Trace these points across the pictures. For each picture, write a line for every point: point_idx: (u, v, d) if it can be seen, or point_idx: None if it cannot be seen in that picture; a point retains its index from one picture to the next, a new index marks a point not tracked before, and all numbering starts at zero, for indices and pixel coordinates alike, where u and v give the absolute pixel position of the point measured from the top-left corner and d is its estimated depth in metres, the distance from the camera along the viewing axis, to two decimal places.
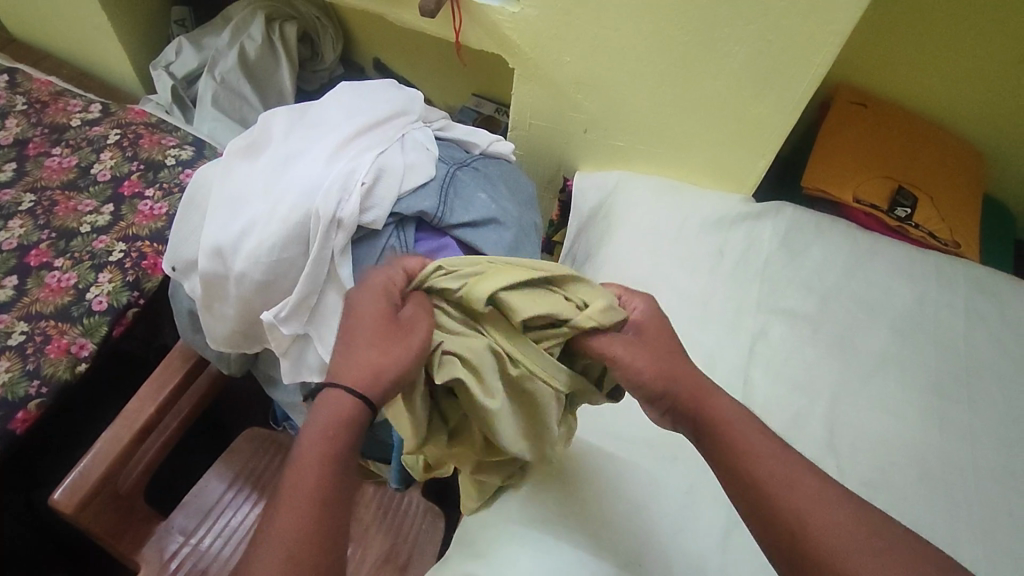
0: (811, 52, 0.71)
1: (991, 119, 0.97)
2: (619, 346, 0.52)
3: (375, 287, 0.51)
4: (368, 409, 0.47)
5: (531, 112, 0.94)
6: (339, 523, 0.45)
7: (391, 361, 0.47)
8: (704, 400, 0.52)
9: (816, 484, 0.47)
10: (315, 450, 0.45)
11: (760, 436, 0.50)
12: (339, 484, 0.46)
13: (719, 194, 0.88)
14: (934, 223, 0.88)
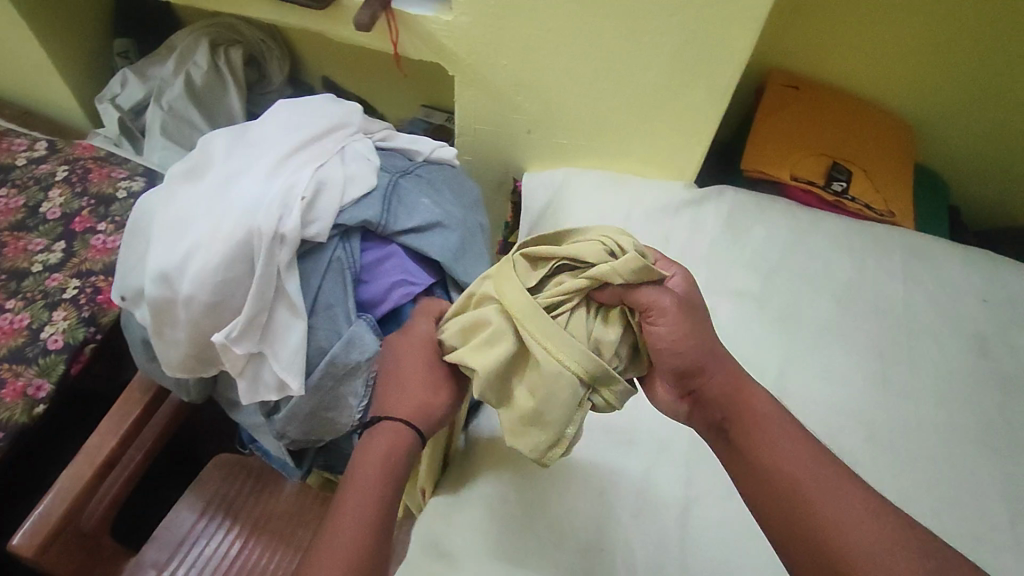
0: (734, 41, 0.74)
1: (914, 94, 1.02)
2: (659, 316, 0.53)
3: (418, 341, 0.62)
4: (417, 439, 0.60)
5: (475, 119, 0.96)
6: (387, 531, 0.56)
7: (437, 405, 0.61)
8: (736, 390, 0.56)
9: (837, 479, 0.51)
10: (371, 470, 0.57)
11: (786, 434, 0.54)
12: (390, 499, 0.57)
13: (662, 183, 0.91)
14: (869, 195, 0.92)
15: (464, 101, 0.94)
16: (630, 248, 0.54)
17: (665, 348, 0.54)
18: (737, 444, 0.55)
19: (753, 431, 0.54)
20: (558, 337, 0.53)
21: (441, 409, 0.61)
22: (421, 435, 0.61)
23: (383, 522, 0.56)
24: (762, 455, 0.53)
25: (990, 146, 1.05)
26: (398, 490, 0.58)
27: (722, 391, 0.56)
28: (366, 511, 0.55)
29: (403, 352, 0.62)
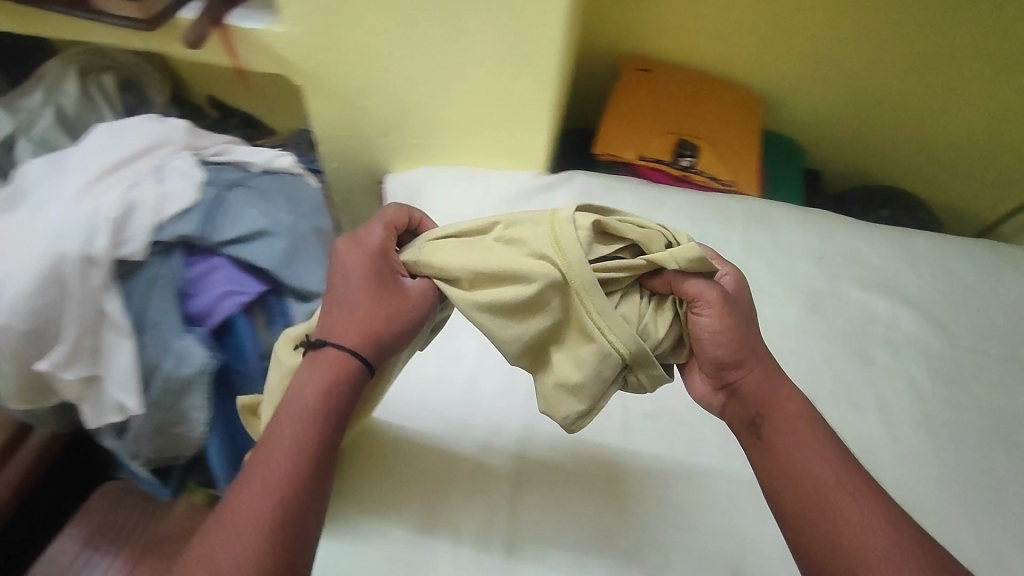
0: (545, 30, 0.77)
1: (759, 67, 1.06)
2: (704, 307, 0.55)
3: (363, 253, 0.56)
4: (366, 368, 0.54)
5: (331, 125, 0.97)
6: (324, 468, 0.50)
7: (388, 331, 0.55)
8: (771, 391, 0.57)
9: (866, 489, 0.51)
10: (306, 400, 0.51)
11: (814, 437, 0.54)
12: (329, 436, 0.51)
13: (514, 173, 0.94)
14: (714, 168, 0.96)
15: (317, 108, 0.95)
16: (690, 242, 0.56)
17: (705, 337, 0.56)
18: (765, 438, 0.55)
19: (783, 429, 0.55)
20: (614, 321, 0.53)
21: (391, 332, 0.55)
22: (371, 360, 0.55)
23: (318, 460, 0.50)
24: (789, 452, 0.53)
25: (839, 110, 1.10)
26: (338, 423, 0.52)
27: (756, 388, 0.57)
28: (297, 446, 0.50)
29: (346, 260, 0.57)
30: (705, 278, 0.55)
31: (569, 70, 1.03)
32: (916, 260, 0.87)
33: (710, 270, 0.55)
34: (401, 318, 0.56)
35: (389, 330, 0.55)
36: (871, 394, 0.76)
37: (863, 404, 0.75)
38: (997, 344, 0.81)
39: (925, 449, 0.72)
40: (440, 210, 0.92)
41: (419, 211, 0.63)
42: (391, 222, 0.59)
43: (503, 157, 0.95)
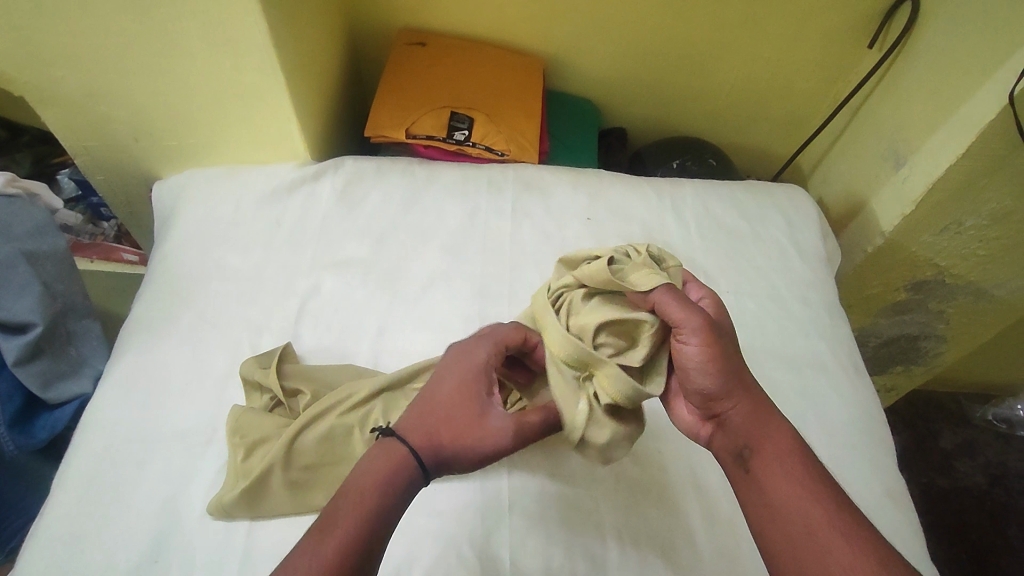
0: (245, 10, 0.73)
1: (536, 27, 1.05)
2: (687, 335, 0.55)
3: (461, 358, 0.58)
4: (420, 472, 0.52)
5: (75, 138, 0.90)
6: (371, 554, 0.47)
7: (468, 443, 0.54)
8: (764, 421, 0.55)
9: (847, 521, 0.49)
10: (365, 486, 0.49)
11: (793, 468, 0.53)
12: (387, 514, 0.49)
13: (278, 166, 0.90)
14: (490, 137, 0.95)
15: (50, 120, 0.87)
16: (633, 252, 0.62)
17: (684, 365, 0.57)
18: (751, 470, 0.54)
19: (774, 460, 0.53)
20: (554, 329, 0.60)
21: (459, 445, 0.53)
22: (425, 467, 0.52)
23: (369, 544, 0.47)
24: (771, 485, 0.52)
25: (621, 65, 1.11)
26: (397, 513, 0.50)
27: (745, 419, 0.56)
28: (354, 529, 0.47)
29: (442, 372, 0.58)
30: (677, 299, 0.56)
31: (336, 53, 0.99)
32: (682, 210, 0.89)
33: (663, 297, 0.57)
34: (478, 434, 0.54)
35: (462, 445, 0.53)
36: None
37: None
38: (756, 282, 0.83)
39: None
40: (200, 213, 0.85)
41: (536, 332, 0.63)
42: (505, 333, 0.61)
43: (262, 150, 0.91)
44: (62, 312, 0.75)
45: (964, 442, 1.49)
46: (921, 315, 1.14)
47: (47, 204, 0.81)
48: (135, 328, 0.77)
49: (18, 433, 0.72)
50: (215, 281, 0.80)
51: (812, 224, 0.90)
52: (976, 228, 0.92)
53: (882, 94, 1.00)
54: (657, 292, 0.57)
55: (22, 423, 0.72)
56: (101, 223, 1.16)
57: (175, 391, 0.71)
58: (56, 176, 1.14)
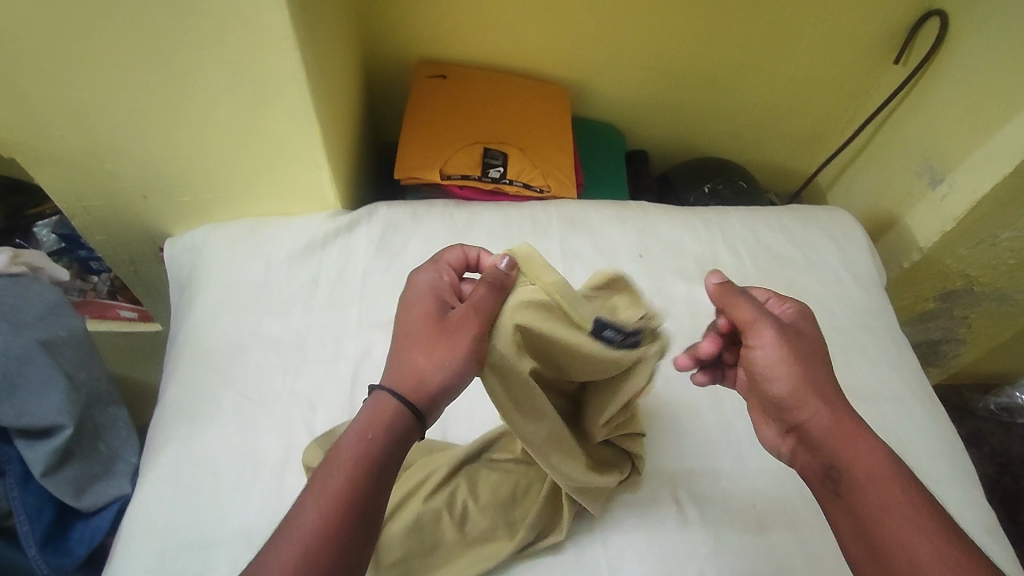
0: (274, 60, 0.65)
1: (560, 53, 1.01)
2: (758, 337, 0.55)
3: (427, 288, 0.54)
4: (412, 416, 0.50)
5: (72, 199, 0.80)
6: (370, 509, 0.47)
7: (433, 370, 0.49)
8: (846, 438, 0.51)
9: (959, 556, 0.44)
10: (346, 447, 0.48)
11: (889, 493, 0.48)
12: (379, 467, 0.48)
13: (304, 218, 0.83)
14: (526, 173, 0.90)
15: (43, 181, 0.78)
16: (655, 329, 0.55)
17: (759, 371, 0.55)
18: (841, 494, 0.50)
19: (864, 484, 0.49)
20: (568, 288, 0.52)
21: (445, 368, 0.49)
22: (418, 406, 0.50)
23: (364, 503, 0.47)
24: (863, 510, 0.48)
25: (644, 87, 1.08)
26: (388, 465, 0.49)
27: (827, 435, 0.52)
28: (342, 492, 0.46)
29: (405, 308, 0.54)
30: (745, 295, 0.57)
31: (356, 88, 0.92)
32: (732, 240, 0.87)
33: (724, 295, 0.57)
34: (460, 349, 0.49)
35: (447, 366, 0.49)
36: (705, 394, 0.74)
37: (701, 407, 0.73)
38: (816, 313, 0.82)
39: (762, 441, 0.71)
40: (226, 277, 0.78)
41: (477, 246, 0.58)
42: (447, 258, 0.57)
43: (286, 200, 0.83)
44: (87, 405, 0.69)
45: (970, 432, 1.52)
46: (945, 321, 1.15)
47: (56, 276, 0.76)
48: (173, 413, 0.69)
49: (50, 553, 0.69)
50: (256, 354, 0.73)
51: (863, 248, 0.89)
52: (1011, 239, 0.93)
53: (910, 110, 1.01)
54: (722, 287, 0.57)
55: (56, 541, 0.69)
56: (90, 277, 1.03)
57: (229, 483, 0.65)
58: (31, 229, 0.99)
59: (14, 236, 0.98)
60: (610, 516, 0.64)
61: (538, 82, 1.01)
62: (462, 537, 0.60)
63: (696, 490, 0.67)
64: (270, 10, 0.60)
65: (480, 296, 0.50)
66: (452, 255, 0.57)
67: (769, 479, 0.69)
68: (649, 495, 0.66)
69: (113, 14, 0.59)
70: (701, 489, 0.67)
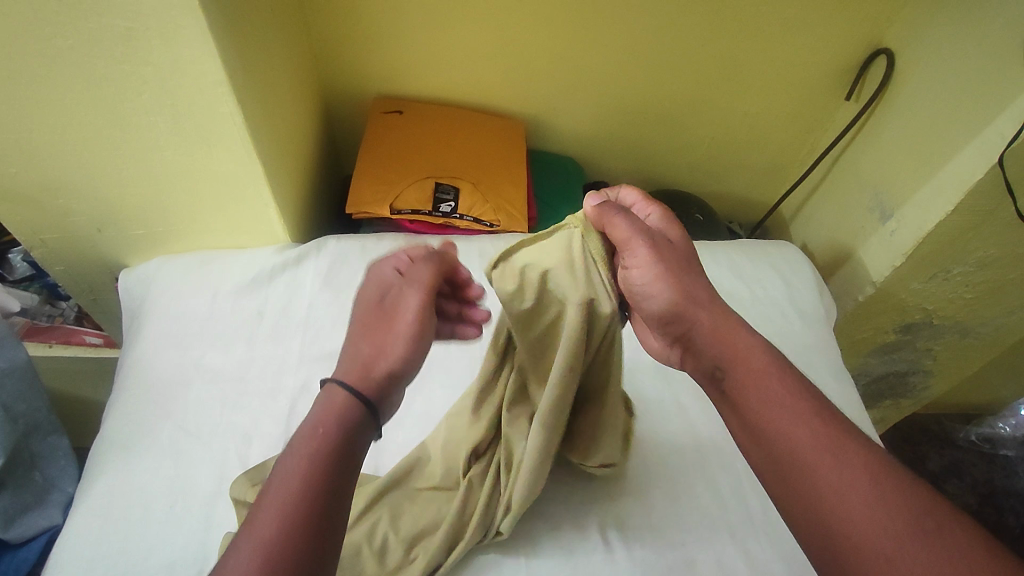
0: (215, 103, 0.67)
1: (515, 91, 1.05)
2: (635, 254, 0.53)
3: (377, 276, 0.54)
4: (367, 405, 0.47)
5: (28, 231, 0.81)
6: (335, 503, 0.43)
7: (379, 361, 0.49)
8: (727, 331, 0.51)
9: (845, 440, 0.44)
10: (303, 439, 0.44)
11: (781, 388, 0.47)
12: (342, 457, 0.45)
13: (254, 251, 0.85)
14: (476, 208, 0.94)
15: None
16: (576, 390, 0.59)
17: (639, 288, 0.54)
18: (728, 394, 0.49)
19: (749, 377, 0.48)
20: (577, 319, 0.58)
21: (392, 352, 0.49)
22: (369, 391, 0.48)
23: (329, 492, 0.43)
24: (747, 404, 0.48)
25: (604, 121, 1.10)
26: (351, 456, 0.45)
27: (707, 333, 0.51)
28: (303, 483, 0.42)
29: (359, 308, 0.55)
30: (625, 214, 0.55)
31: (309, 127, 0.96)
32: None
33: (608, 216, 0.55)
34: (406, 328, 0.50)
35: (394, 348, 0.50)
36: (638, 427, 0.75)
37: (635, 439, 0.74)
38: None
39: (691, 476, 0.72)
40: (172, 309, 0.79)
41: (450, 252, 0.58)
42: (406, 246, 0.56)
43: (238, 234, 0.85)
44: (26, 435, 0.77)
45: (951, 464, 1.39)
46: (908, 353, 1.09)
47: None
48: (110, 445, 0.70)
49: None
50: (196, 386, 0.74)
51: (808, 283, 0.91)
52: (964, 274, 0.90)
53: (862, 145, 1.03)
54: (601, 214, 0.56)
55: None
56: (59, 302, 1.04)
57: (158, 517, 0.65)
58: (6, 256, 1.00)
59: None
60: (536, 550, 0.64)
61: (490, 116, 1.06)
62: (382, 568, 0.60)
63: (626, 527, 0.67)
64: (204, 57, 0.62)
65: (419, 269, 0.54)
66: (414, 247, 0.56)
67: (700, 517, 0.68)
68: (577, 532, 0.66)
69: (56, 60, 0.61)
70: (631, 527, 0.67)
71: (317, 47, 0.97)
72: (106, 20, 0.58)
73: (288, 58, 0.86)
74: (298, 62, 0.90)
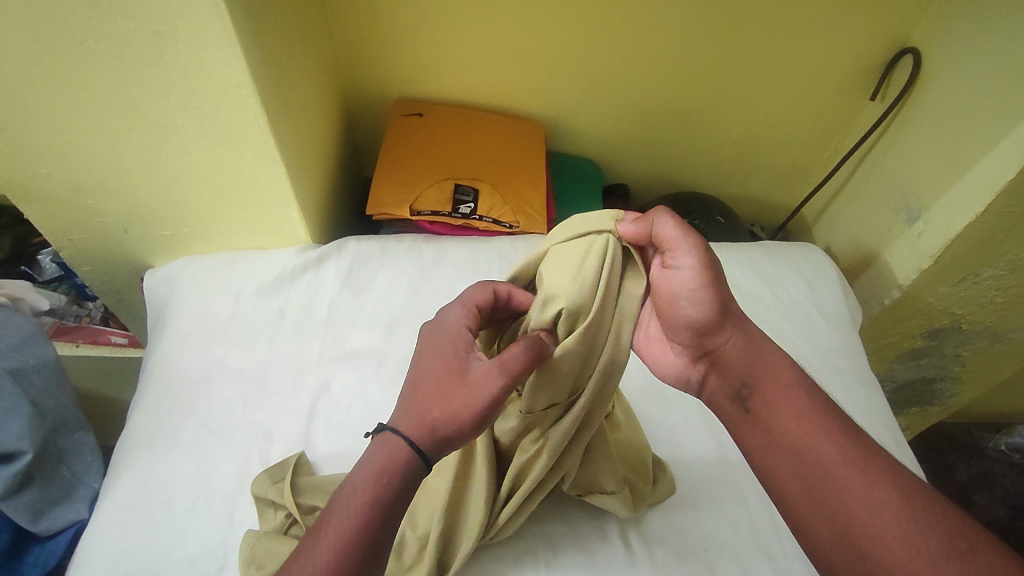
0: (240, 106, 0.68)
1: (534, 93, 1.05)
2: (681, 254, 0.50)
3: (443, 336, 0.53)
4: (421, 463, 0.49)
5: (58, 231, 0.83)
6: (375, 548, 0.48)
7: (446, 424, 0.49)
8: (756, 353, 0.53)
9: (873, 460, 0.46)
10: (358, 489, 0.48)
11: (809, 407, 0.50)
12: (388, 509, 0.48)
13: (276, 252, 0.86)
14: (496, 210, 0.95)
15: (29, 215, 0.80)
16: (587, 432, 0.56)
17: (679, 291, 0.52)
18: (754, 410, 0.52)
19: (776, 397, 0.51)
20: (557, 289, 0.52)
21: (458, 423, 0.49)
22: (426, 455, 0.49)
23: (370, 541, 0.47)
24: (774, 422, 0.50)
25: (623, 123, 1.10)
26: (396, 506, 0.49)
27: (740, 354, 0.53)
28: (351, 533, 0.47)
29: (428, 347, 0.54)
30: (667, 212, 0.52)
31: (330, 130, 0.97)
32: None
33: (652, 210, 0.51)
34: (478, 404, 0.49)
35: (459, 420, 0.49)
36: (659, 429, 0.74)
37: (655, 440, 0.74)
38: None
39: (713, 477, 0.71)
40: (196, 308, 0.81)
41: (505, 285, 0.56)
42: (471, 296, 0.54)
43: (261, 234, 0.86)
44: (54, 430, 0.79)
45: (980, 474, 1.35)
46: (936, 359, 1.06)
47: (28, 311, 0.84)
48: (134, 441, 0.71)
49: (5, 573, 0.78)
50: (218, 384, 0.75)
51: (833, 285, 0.90)
52: (994, 278, 0.88)
53: (888, 146, 1.01)
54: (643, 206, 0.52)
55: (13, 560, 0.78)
56: (86, 303, 1.06)
57: (181, 512, 0.66)
58: (36, 257, 1.03)
59: (19, 264, 1.02)
60: (555, 552, 0.63)
61: (509, 118, 1.07)
62: (400, 567, 0.60)
63: (646, 531, 0.66)
64: (229, 60, 0.63)
65: (509, 353, 0.49)
66: (474, 292, 0.55)
67: (722, 521, 0.67)
68: (596, 535, 0.65)
69: (89, 64, 0.62)
70: (651, 531, 0.66)
71: (339, 51, 0.98)
72: (137, 24, 0.59)
73: (311, 62, 0.87)
74: (321, 65, 0.91)
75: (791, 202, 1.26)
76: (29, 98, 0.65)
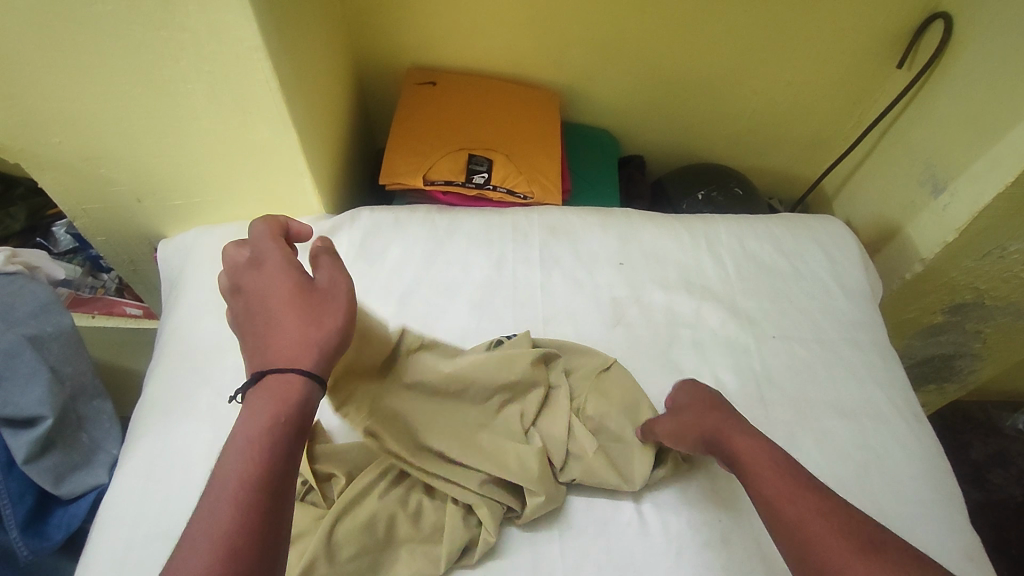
0: (251, 71, 0.66)
1: (549, 61, 1.03)
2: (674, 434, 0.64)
3: (276, 271, 0.53)
4: (315, 381, 0.49)
5: (72, 200, 0.83)
6: (280, 493, 0.44)
7: (324, 332, 0.51)
8: (730, 434, 0.60)
9: (814, 495, 0.52)
10: (250, 433, 0.45)
11: (769, 462, 0.56)
12: (290, 444, 0.46)
13: (289, 222, 0.85)
14: (510, 179, 0.94)
15: (43, 184, 0.80)
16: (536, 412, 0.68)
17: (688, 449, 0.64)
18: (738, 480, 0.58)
19: (745, 464, 0.57)
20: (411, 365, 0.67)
21: (333, 327, 0.52)
22: (315, 367, 0.49)
23: (280, 477, 0.44)
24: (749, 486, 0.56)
25: (640, 93, 1.08)
26: (292, 447, 0.46)
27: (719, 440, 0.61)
28: (252, 474, 0.43)
29: (260, 291, 0.53)
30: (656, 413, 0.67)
31: (342, 99, 0.95)
32: (717, 248, 0.87)
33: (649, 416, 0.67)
34: (341, 307, 0.53)
35: (334, 321, 0.52)
36: None
37: None
38: (800, 325, 0.81)
39: None
40: (211, 278, 0.81)
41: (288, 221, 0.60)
42: (263, 241, 0.56)
43: (275, 203, 0.85)
44: (72, 397, 0.82)
45: (996, 453, 1.33)
46: (957, 335, 1.05)
47: (48, 282, 0.87)
48: (152, 407, 0.72)
49: (31, 535, 0.78)
50: (233, 353, 0.75)
51: (854, 258, 0.88)
52: (1021, 252, 0.86)
53: (914, 116, 0.98)
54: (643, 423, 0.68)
55: (36, 525, 0.79)
56: (101, 275, 1.07)
57: (196, 479, 0.66)
58: (50, 230, 1.04)
59: (34, 236, 1.03)
60: (568, 520, 0.63)
61: (523, 87, 1.05)
62: (415, 532, 0.60)
63: (661, 502, 0.65)
64: (240, 24, 0.62)
65: (329, 265, 0.56)
66: (263, 238, 0.57)
67: (739, 495, 0.67)
68: (610, 504, 0.65)
69: (98, 27, 0.61)
70: (667, 503, 0.65)
71: (350, 18, 0.97)
72: None
73: (322, 27, 0.85)
74: (332, 31, 0.90)
75: (810, 174, 1.23)
76: (39, 64, 0.64)
